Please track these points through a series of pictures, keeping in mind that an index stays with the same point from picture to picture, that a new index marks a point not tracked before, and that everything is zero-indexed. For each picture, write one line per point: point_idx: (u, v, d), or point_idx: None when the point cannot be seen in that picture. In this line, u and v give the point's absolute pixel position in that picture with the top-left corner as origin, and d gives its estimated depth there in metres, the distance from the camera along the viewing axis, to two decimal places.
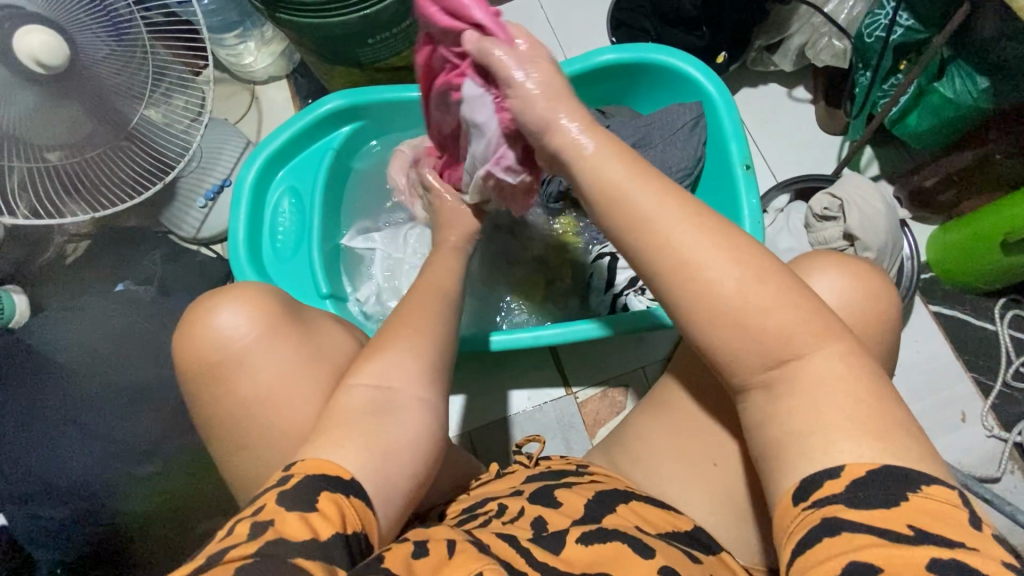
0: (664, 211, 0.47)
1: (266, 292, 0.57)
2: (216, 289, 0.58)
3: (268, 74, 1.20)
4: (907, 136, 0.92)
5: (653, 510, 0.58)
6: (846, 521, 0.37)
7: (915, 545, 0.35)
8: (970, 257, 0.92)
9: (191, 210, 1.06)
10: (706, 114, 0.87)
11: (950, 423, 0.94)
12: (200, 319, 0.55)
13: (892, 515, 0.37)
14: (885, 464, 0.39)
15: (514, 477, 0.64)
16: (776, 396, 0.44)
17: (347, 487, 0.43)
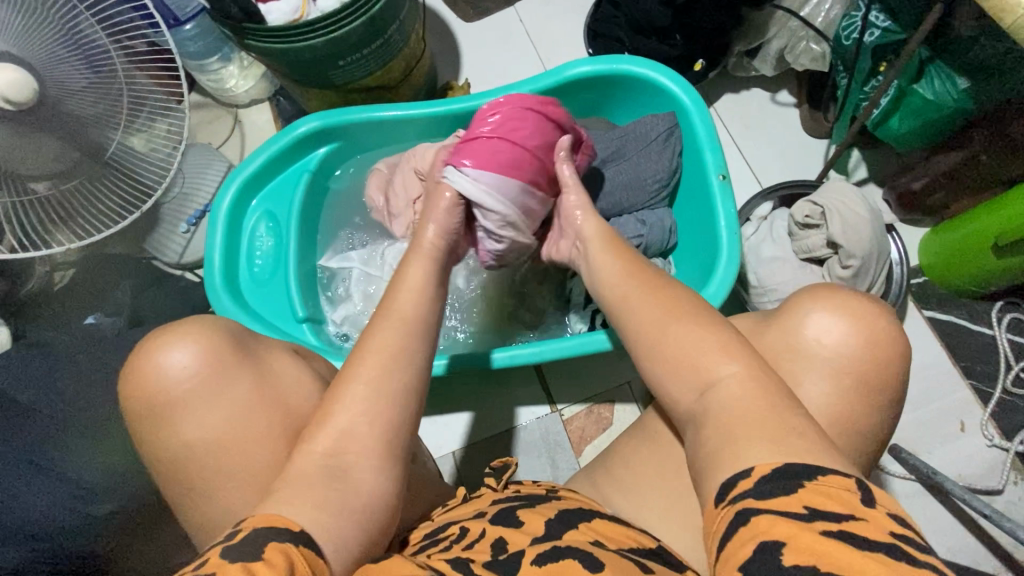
0: (633, 277, 0.63)
1: (216, 326, 0.58)
2: (171, 323, 0.58)
3: (251, 97, 1.20)
4: (890, 139, 0.89)
5: (624, 531, 0.57)
6: (756, 510, 0.42)
7: (809, 523, 0.40)
8: (963, 259, 0.90)
9: (174, 235, 1.06)
10: (681, 124, 0.86)
11: (948, 433, 0.90)
12: (155, 355, 0.55)
13: (790, 500, 0.42)
14: (783, 462, 0.44)
15: (482, 501, 0.63)
16: (699, 416, 0.52)
17: (297, 537, 0.42)
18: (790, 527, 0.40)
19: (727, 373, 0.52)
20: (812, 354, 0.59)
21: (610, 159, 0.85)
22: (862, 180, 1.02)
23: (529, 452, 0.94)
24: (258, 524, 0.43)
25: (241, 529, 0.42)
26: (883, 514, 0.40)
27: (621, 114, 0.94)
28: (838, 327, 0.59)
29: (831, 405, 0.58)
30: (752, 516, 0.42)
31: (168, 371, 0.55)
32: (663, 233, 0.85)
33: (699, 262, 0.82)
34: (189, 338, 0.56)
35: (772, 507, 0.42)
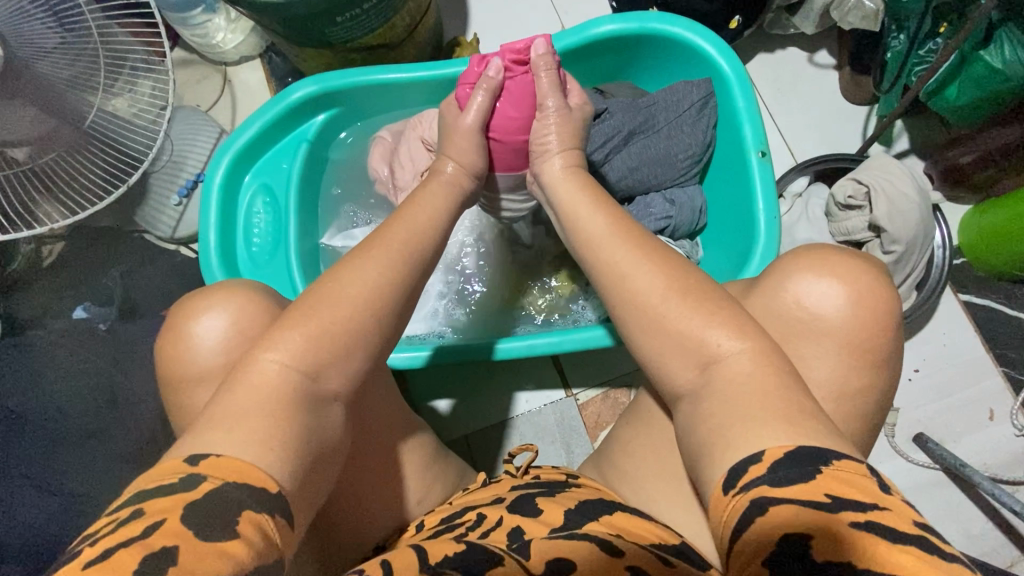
0: (669, 256, 0.53)
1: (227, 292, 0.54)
2: (213, 285, 0.55)
3: (240, 53, 1.10)
4: (945, 110, 0.81)
5: (651, 530, 0.52)
6: (773, 500, 0.37)
7: (836, 514, 0.36)
8: (1005, 241, 0.84)
9: (165, 209, 0.99)
10: (717, 91, 0.78)
11: (976, 421, 0.88)
12: (182, 328, 0.52)
13: (809, 487, 0.37)
14: (799, 446, 0.39)
15: (500, 486, 0.60)
16: (705, 399, 0.46)
17: (273, 503, 0.37)
18: (807, 519, 0.36)
19: (729, 351, 0.46)
20: (853, 359, 0.55)
21: (638, 132, 0.78)
22: (904, 152, 0.94)
23: (543, 437, 0.92)
24: (219, 476, 0.36)
25: (203, 479, 0.36)
26: (899, 501, 0.38)
27: (648, 79, 0.85)
28: (879, 324, 0.54)
29: (866, 405, 0.55)
30: (770, 505, 0.37)
31: (198, 346, 0.51)
32: (693, 214, 0.79)
33: (733, 247, 0.76)
34: (225, 308, 0.52)
35: (786, 498, 0.37)
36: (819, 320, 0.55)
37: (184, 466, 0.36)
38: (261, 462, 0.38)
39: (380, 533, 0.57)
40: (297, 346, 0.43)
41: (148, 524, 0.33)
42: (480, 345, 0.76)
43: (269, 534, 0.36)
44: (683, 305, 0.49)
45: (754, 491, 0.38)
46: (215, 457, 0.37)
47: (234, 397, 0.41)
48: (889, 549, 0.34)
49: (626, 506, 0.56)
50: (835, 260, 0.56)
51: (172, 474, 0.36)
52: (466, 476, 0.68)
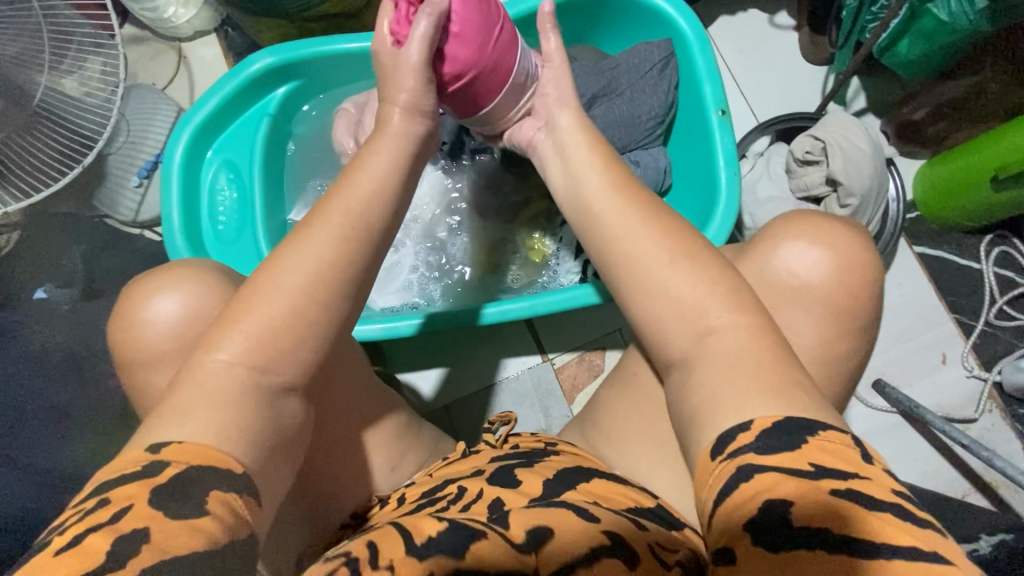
0: None
1: (182, 271, 0.53)
2: (162, 267, 0.54)
3: (195, 29, 1.06)
4: (896, 64, 0.86)
5: (627, 501, 0.53)
6: (759, 467, 0.38)
7: (818, 483, 0.37)
8: (958, 192, 0.88)
9: (125, 191, 0.97)
10: (678, 52, 0.79)
11: (931, 366, 0.92)
12: (135, 310, 0.52)
13: (793, 456, 0.38)
14: (786, 417, 0.40)
15: (479, 457, 0.60)
16: (671, 348, 0.48)
17: (240, 481, 0.38)
18: (800, 491, 0.36)
19: (724, 326, 0.45)
20: (812, 304, 0.57)
21: (602, 95, 0.78)
22: (861, 111, 0.97)
23: (522, 402, 0.94)
24: (182, 460, 0.37)
25: (167, 464, 0.36)
26: (880, 470, 0.38)
27: (610, 43, 0.86)
28: (838, 271, 0.56)
29: (832, 352, 0.57)
30: (755, 472, 0.38)
31: (154, 324, 0.51)
32: (658, 175, 0.80)
33: (697, 206, 0.78)
34: (182, 286, 0.52)
35: (779, 469, 0.37)
36: (785, 274, 0.57)
37: (146, 454, 0.37)
38: (220, 442, 0.38)
39: (359, 496, 0.58)
40: (261, 316, 0.43)
41: (114, 510, 0.34)
42: (451, 313, 0.77)
43: (237, 510, 0.36)
44: (658, 243, 0.49)
45: (740, 450, 0.39)
46: (176, 445, 0.37)
47: (205, 368, 0.41)
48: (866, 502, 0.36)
49: (603, 472, 0.58)
50: (809, 222, 0.58)
51: (135, 463, 0.36)
52: (443, 442, 0.69)
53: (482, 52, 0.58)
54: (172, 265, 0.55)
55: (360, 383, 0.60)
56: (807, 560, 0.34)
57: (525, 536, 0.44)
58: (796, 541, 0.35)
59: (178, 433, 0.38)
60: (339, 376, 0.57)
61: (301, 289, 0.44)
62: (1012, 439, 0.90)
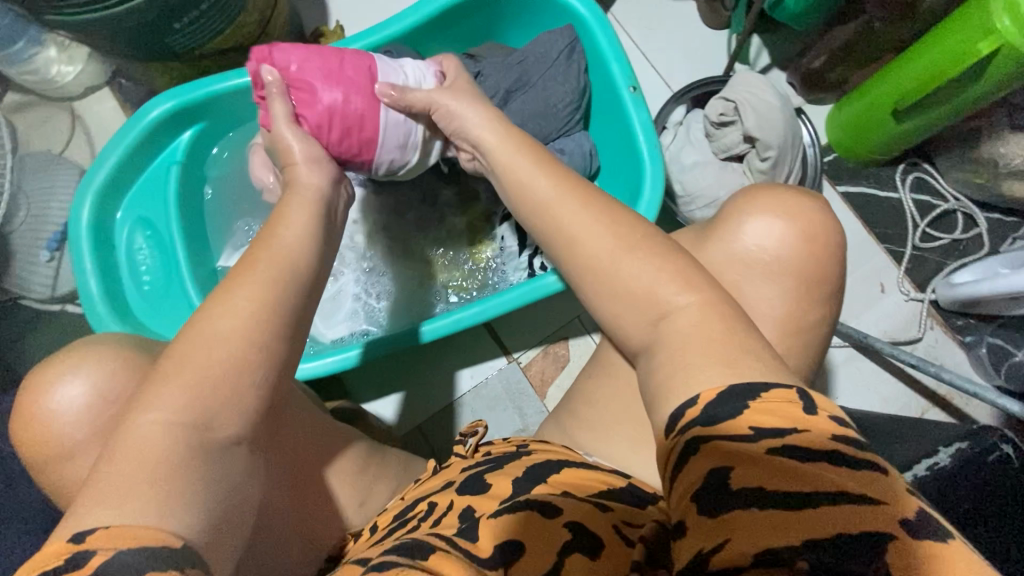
0: (562, 202, 0.54)
1: (95, 344, 0.50)
2: (64, 347, 0.51)
3: (84, 84, 1.00)
4: (787, 19, 0.89)
5: (596, 483, 0.53)
6: (703, 438, 0.37)
7: (757, 444, 0.36)
8: (868, 129, 0.92)
9: (38, 266, 0.92)
10: (580, 36, 0.79)
11: (872, 296, 0.97)
12: (43, 392, 0.48)
13: (734, 422, 0.37)
14: (731, 385, 0.39)
15: (451, 470, 0.59)
16: None
17: (183, 552, 0.35)
18: (740, 453, 0.36)
19: (685, 303, 0.46)
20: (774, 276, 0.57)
21: (515, 89, 0.78)
22: (766, 67, 1.00)
23: (494, 406, 0.93)
24: (111, 545, 0.33)
25: (92, 553, 0.32)
26: (827, 418, 0.37)
27: (516, 37, 0.86)
28: (792, 237, 0.58)
29: (799, 316, 0.58)
30: (701, 444, 0.37)
31: (63, 409, 0.48)
32: (585, 159, 0.81)
33: (626, 182, 0.79)
34: (94, 359, 0.49)
35: (721, 435, 0.37)
36: (748, 248, 0.58)
37: (70, 545, 0.33)
38: (156, 516, 0.35)
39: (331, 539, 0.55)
40: (178, 382, 0.40)
41: None
42: (403, 333, 0.74)
43: None
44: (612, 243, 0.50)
45: (686, 424, 0.39)
46: (102, 529, 0.33)
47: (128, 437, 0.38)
48: (810, 453, 0.35)
49: (574, 462, 0.57)
50: (770, 197, 0.59)
51: (54, 560, 0.32)
52: (414, 463, 0.67)
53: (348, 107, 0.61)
54: (85, 338, 0.51)
55: (313, 423, 0.58)
56: (754, 520, 0.33)
57: (493, 550, 0.42)
58: (743, 503, 0.34)
59: (110, 513, 0.34)
60: (290, 420, 0.55)
61: (223, 342, 0.42)
62: (957, 351, 0.95)
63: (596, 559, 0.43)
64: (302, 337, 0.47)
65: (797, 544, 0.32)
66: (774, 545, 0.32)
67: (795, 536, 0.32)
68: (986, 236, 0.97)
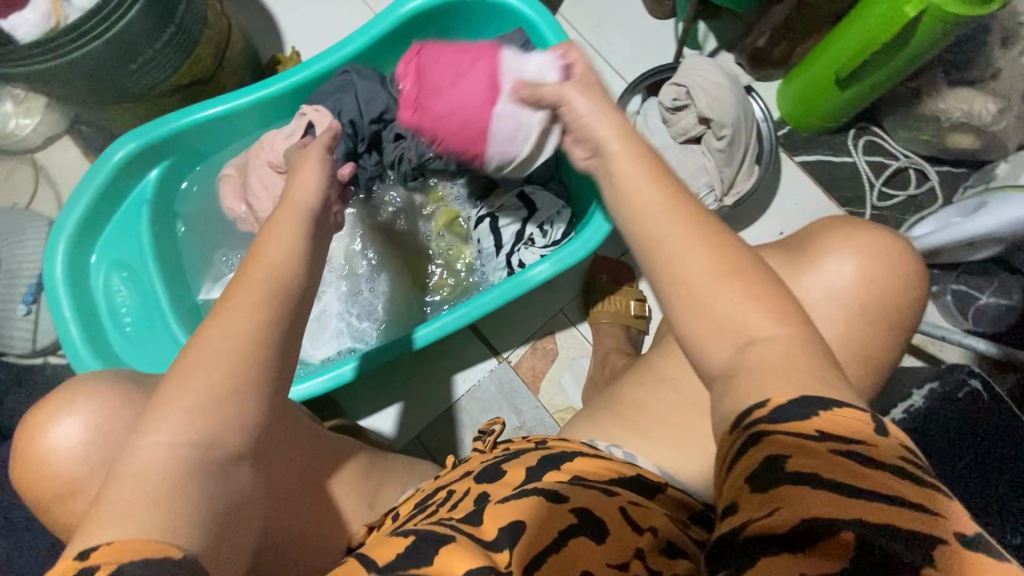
0: None
1: (83, 384, 0.51)
2: (55, 390, 0.51)
3: (45, 135, 1.00)
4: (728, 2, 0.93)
5: (607, 470, 0.54)
6: (767, 433, 0.35)
7: (821, 445, 0.34)
8: (817, 98, 0.96)
9: (17, 321, 0.92)
10: (532, 38, 0.82)
11: None
12: (36, 435, 0.49)
13: (803, 423, 0.35)
14: (801, 396, 0.36)
15: (472, 463, 0.61)
16: None
17: (186, 563, 0.35)
18: (803, 446, 0.34)
19: None
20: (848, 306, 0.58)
21: None
22: (714, 51, 1.05)
23: (490, 407, 0.94)
24: (116, 557, 0.33)
25: (98, 568, 0.33)
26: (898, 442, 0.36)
27: (470, 45, 0.88)
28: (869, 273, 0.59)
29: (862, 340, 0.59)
30: (767, 437, 0.35)
31: (59, 452, 0.48)
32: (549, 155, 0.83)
33: (593, 173, 0.81)
34: (82, 400, 0.49)
35: (788, 428, 0.35)
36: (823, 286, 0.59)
37: (74, 563, 0.33)
38: (159, 532, 0.36)
39: (339, 549, 0.56)
40: (173, 403, 0.41)
41: None
42: (391, 345, 0.76)
43: None
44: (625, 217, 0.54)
45: (744, 413, 0.37)
46: (109, 544, 0.34)
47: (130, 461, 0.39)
48: (867, 454, 0.35)
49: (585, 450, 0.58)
50: (863, 237, 0.60)
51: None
52: (416, 467, 0.69)
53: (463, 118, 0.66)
54: (71, 381, 0.52)
55: (310, 439, 0.59)
56: (805, 502, 0.33)
57: (494, 530, 0.44)
58: (796, 488, 0.33)
59: (117, 529, 0.35)
60: (289, 438, 0.56)
61: (211, 365, 0.42)
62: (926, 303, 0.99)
63: (601, 544, 0.44)
64: (287, 352, 0.47)
65: (846, 517, 0.32)
66: (827, 531, 0.32)
67: (841, 514, 0.32)
68: (938, 188, 1.01)
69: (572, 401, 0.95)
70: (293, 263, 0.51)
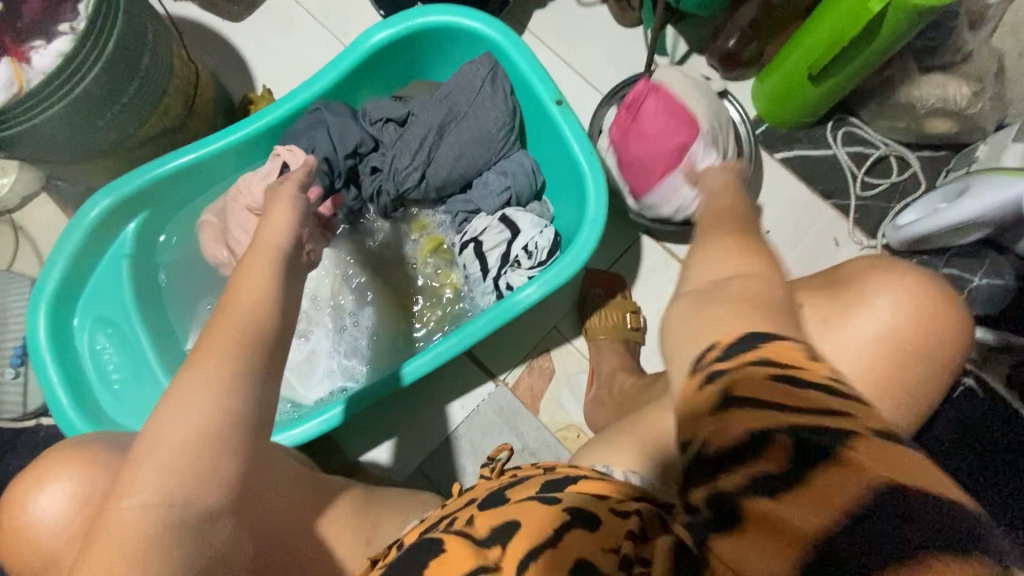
0: None
1: (66, 454, 0.50)
2: (45, 454, 0.50)
3: (21, 195, 0.99)
4: (694, 8, 0.93)
5: (617, 486, 0.52)
6: (752, 368, 0.34)
7: (812, 389, 0.32)
8: (791, 94, 0.96)
9: (6, 385, 0.90)
10: (500, 60, 0.81)
11: (828, 250, 1.01)
12: (22, 511, 0.48)
13: (800, 368, 0.34)
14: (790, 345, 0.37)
15: (477, 489, 0.60)
16: None
17: None
18: (749, 374, 0.33)
19: None
20: (890, 356, 0.54)
21: (448, 122, 0.80)
22: (685, 55, 1.06)
23: (489, 431, 0.93)
24: None
25: None
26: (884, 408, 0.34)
27: (441, 72, 0.88)
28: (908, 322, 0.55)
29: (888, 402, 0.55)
30: (749, 367, 0.33)
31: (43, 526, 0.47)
32: (528, 176, 0.82)
33: (573, 191, 0.81)
34: (62, 476, 0.47)
35: (733, 356, 0.35)
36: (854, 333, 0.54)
37: None
38: None
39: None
40: (151, 467, 0.41)
41: None
42: (381, 381, 0.75)
43: None
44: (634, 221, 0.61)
45: (729, 346, 0.35)
46: None
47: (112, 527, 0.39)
48: (816, 385, 0.33)
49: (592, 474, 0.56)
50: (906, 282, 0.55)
51: None
52: (415, 502, 0.68)
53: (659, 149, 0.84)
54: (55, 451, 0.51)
55: (303, 489, 0.58)
56: (790, 445, 0.30)
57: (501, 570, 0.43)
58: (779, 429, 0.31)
59: None
60: (281, 489, 0.55)
61: (187, 431, 0.42)
62: None
63: None
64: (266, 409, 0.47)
65: (832, 473, 0.28)
66: (760, 465, 0.30)
67: (837, 475, 0.28)
68: (920, 173, 1.01)
69: (573, 418, 0.94)
70: (266, 314, 0.51)
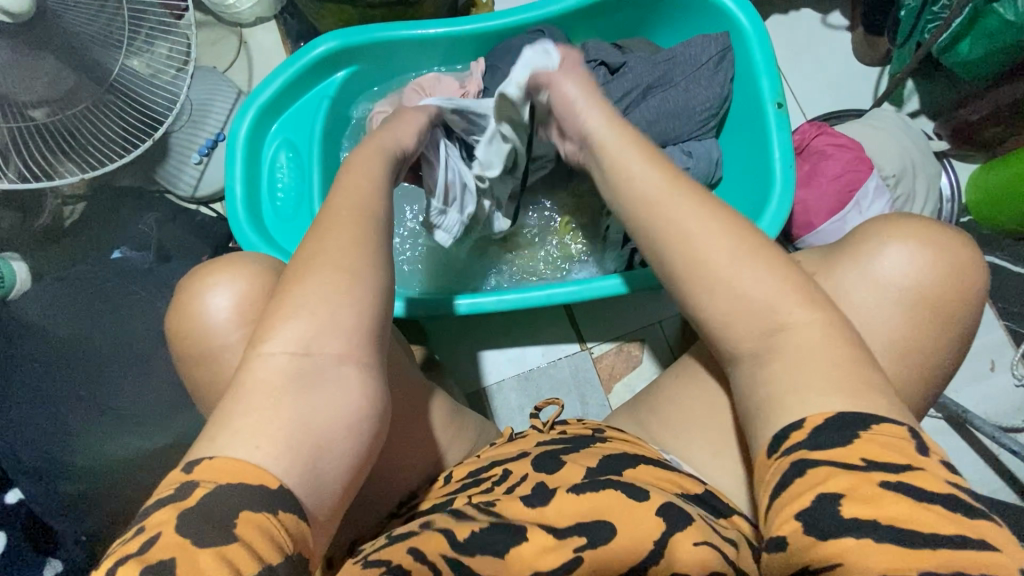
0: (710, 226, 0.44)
1: (255, 258, 0.52)
2: (215, 260, 0.52)
3: (255, 15, 1.10)
4: (956, 64, 0.86)
5: (677, 478, 0.51)
6: (812, 461, 0.37)
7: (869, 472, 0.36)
8: (1007, 200, 0.84)
9: (187, 166, 0.98)
10: (734, 45, 0.79)
11: (978, 371, 0.90)
12: (198, 289, 0.50)
13: (848, 450, 0.37)
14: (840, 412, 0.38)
15: (528, 440, 0.57)
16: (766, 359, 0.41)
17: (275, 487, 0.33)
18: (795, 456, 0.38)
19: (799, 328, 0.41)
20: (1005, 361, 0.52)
21: (657, 85, 0.80)
22: (913, 113, 0.98)
23: (559, 389, 0.95)
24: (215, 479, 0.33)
25: (198, 484, 0.33)
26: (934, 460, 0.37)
27: (665, 37, 0.87)
28: (971, 292, 0.49)
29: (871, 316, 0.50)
30: (809, 466, 0.37)
31: (211, 324, 0.49)
32: (710, 166, 0.82)
33: (750, 196, 0.78)
34: (237, 277, 0.49)
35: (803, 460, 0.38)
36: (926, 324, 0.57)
37: (182, 474, 0.34)
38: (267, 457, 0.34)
39: (419, 475, 0.56)
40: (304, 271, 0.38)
41: (144, 539, 0.31)
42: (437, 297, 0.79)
43: (276, 538, 0.32)
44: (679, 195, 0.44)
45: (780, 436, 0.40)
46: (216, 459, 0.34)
47: (263, 360, 0.37)
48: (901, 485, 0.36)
49: (656, 459, 0.53)
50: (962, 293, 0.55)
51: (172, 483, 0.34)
52: (489, 429, 0.68)
53: (836, 185, 0.79)
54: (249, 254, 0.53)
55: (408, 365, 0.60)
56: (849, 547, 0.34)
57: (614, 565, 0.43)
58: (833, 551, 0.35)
59: (234, 444, 0.34)
60: (392, 354, 0.59)
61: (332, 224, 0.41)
62: None
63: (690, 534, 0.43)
64: None
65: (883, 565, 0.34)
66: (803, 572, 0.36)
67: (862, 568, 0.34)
68: None
69: None
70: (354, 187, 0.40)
